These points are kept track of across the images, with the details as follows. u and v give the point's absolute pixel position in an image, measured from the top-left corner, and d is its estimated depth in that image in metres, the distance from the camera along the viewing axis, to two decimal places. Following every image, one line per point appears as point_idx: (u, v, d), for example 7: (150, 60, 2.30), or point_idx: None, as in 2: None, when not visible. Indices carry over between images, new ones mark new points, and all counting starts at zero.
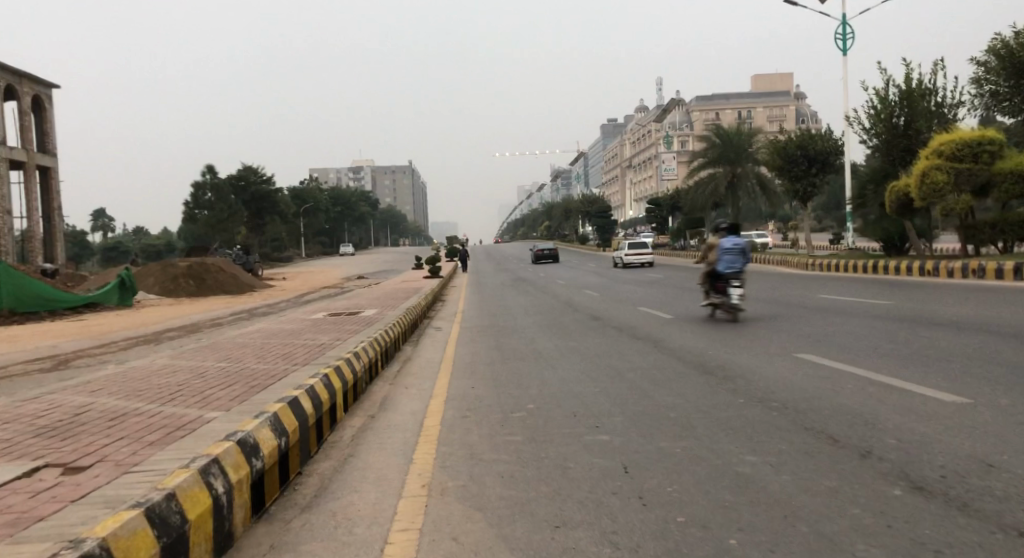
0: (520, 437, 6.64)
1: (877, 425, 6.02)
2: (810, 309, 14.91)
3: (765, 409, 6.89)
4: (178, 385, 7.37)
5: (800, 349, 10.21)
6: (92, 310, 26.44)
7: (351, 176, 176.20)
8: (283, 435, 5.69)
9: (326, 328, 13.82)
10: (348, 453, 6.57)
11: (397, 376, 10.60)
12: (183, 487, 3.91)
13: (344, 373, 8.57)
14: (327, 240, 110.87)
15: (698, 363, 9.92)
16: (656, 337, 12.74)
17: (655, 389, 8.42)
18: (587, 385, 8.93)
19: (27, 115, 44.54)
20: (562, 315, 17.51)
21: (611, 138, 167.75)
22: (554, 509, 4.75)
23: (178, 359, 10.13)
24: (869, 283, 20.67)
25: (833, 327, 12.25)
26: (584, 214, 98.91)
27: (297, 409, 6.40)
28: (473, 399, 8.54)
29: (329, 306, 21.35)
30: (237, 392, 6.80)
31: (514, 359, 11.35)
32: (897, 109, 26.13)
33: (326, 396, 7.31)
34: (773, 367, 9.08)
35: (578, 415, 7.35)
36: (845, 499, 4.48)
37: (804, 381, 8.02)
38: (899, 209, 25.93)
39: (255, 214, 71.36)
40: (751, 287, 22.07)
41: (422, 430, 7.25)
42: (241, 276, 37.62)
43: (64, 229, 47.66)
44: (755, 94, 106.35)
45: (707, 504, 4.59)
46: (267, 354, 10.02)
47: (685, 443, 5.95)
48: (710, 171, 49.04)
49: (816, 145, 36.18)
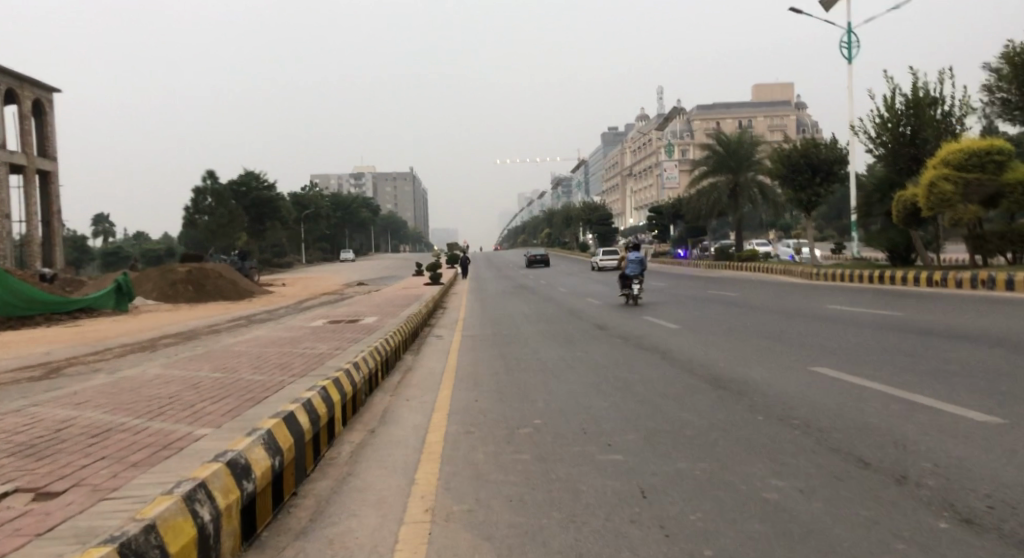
0: (528, 456, 6.31)
1: (909, 447, 5.69)
2: (820, 320, 14.58)
3: (786, 428, 6.56)
4: (168, 398, 7.00)
5: (815, 363, 9.89)
6: (88, 316, 26.07)
7: (352, 183, 175.90)
8: (277, 454, 5.33)
9: (325, 337, 13.48)
10: (346, 472, 6.23)
11: (398, 387, 10.25)
12: (164, 517, 3.55)
13: (343, 385, 8.22)
14: (328, 246, 110.56)
15: (710, 376, 9.59)
16: (664, 348, 12.41)
17: (667, 404, 8.10)
18: (597, 398, 8.61)
19: (27, 118, 44.24)
20: (566, 324, 17.17)
21: (611, 146, 167.69)
22: (569, 540, 4.41)
23: (171, 369, 9.77)
24: (876, 293, 20.36)
25: (845, 339, 11.96)
26: (585, 221, 98.61)
27: (293, 425, 6.06)
28: (477, 413, 8.20)
29: (329, 313, 21.00)
30: (230, 406, 6.44)
31: (518, 370, 11.01)
32: (904, 118, 25.81)
33: (323, 410, 6.97)
34: (788, 382, 8.77)
35: (589, 432, 7.02)
36: (886, 533, 4.14)
37: (824, 398, 7.70)
38: (906, 220, 25.53)
39: (255, 219, 71.03)
40: (758, 297, 21.72)
41: (424, 446, 6.91)
42: (240, 282, 37.25)
43: (63, 234, 47.28)
44: (756, 103, 106.15)
45: (735, 538, 4.24)
46: (263, 364, 9.66)
47: (705, 466, 5.62)
48: (712, 180, 48.76)
49: (820, 154, 35.89)
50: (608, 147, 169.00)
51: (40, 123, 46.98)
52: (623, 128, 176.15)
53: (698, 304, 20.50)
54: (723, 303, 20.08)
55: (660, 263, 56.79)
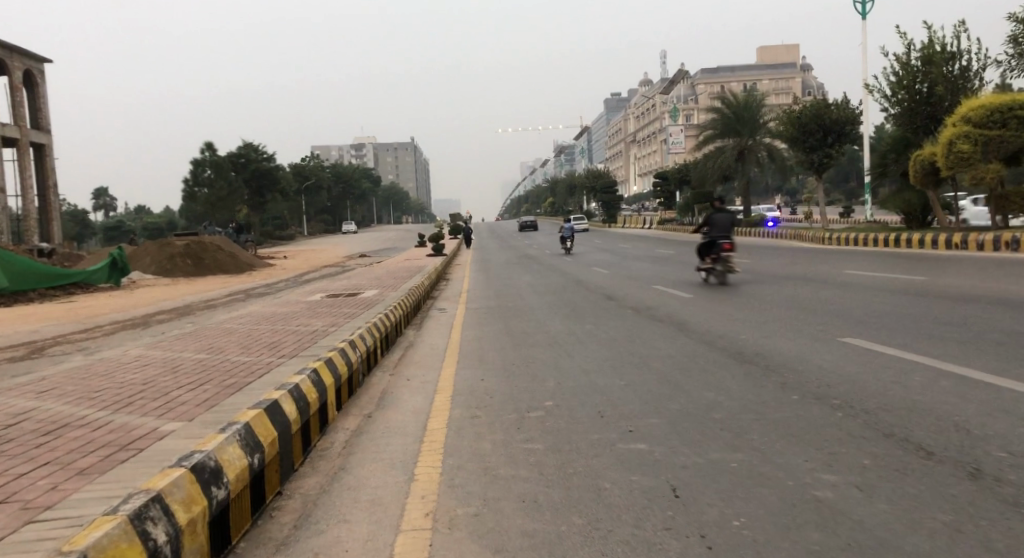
0: (541, 445, 5.67)
1: (974, 431, 5.02)
2: (842, 287, 13.91)
3: (826, 410, 5.92)
4: (142, 385, 6.34)
5: (845, 333, 9.23)
6: (84, 292, 25.46)
7: (354, 153, 174.15)
8: (255, 451, 4.69)
9: (321, 312, 12.81)
10: (339, 466, 5.60)
11: (398, 365, 9.61)
12: (100, 546, 2.92)
13: (338, 366, 7.58)
14: (330, 218, 109.66)
15: (733, 349, 8.93)
16: (679, 319, 11.78)
17: (688, 381, 7.45)
18: (612, 376, 7.95)
19: (19, 90, 43.20)
20: (574, 295, 16.50)
21: (615, 113, 165.75)
22: (593, 552, 3.79)
23: (154, 349, 9.10)
24: (893, 258, 19.71)
25: (871, 306, 11.31)
26: (589, 190, 97.42)
27: (278, 415, 5.41)
28: (483, 394, 7.55)
29: (327, 286, 20.28)
30: (206, 394, 5.77)
31: (527, 345, 10.36)
32: (919, 75, 24.79)
33: (314, 396, 6.31)
34: (818, 355, 8.11)
35: (607, 416, 6.36)
36: (969, 545, 3.50)
37: (862, 373, 7.06)
38: (924, 180, 24.70)
39: (256, 192, 70.09)
40: (770, 263, 21.04)
41: (425, 435, 6.27)
42: (240, 255, 36.55)
43: (60, 207, 46.57)
44: (761, 65, 104.42)
45: (789, 549, 3.61)
46: (253, 343, 9.00)
47: (742, 456, 4.99)
48: (719, 143, 47.77)
49: (831, 114, 34.89)
50: (611, 113, 167.33)
51: (33, 94, 46.00)
52: (627, 94, 174.08)
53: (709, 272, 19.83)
54: (736, 271, 19.40)
55: (667, 230, 56.03)
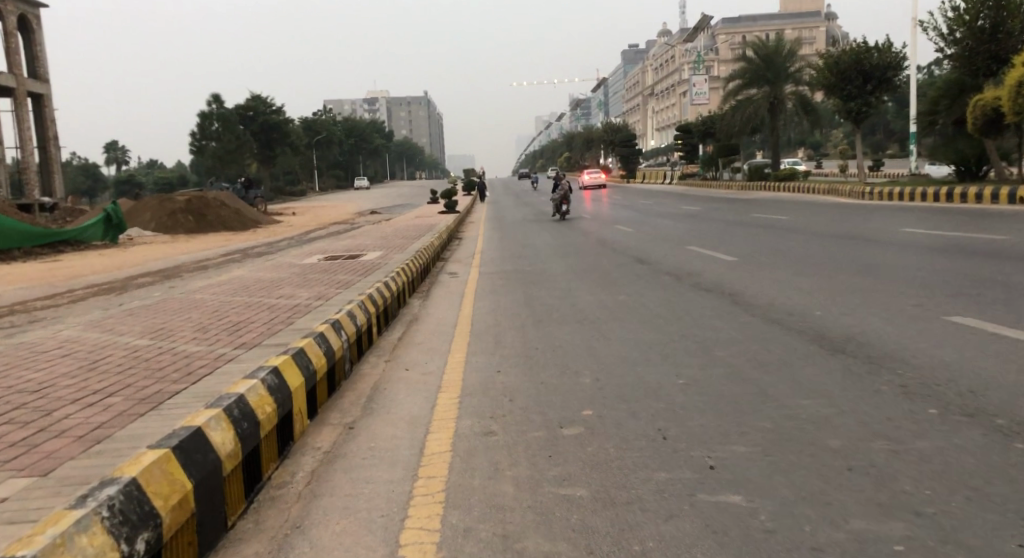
0: (584, 491, 3.93)
1: None
2: (908, 249, 12.13)
3: (998, 435, 4.16)
4: (29, 395, 4.56)
5: (950, 312, 7.45)
6: (77, 250, 23.81)
7: (366, 108, 170.67)
8: (143, 532, 2.91)
9: (313, 279, 11.11)
10: (294, 523, 3.85)
11: (397, 348, 7.91)
12: None
13: (313, 355, 5.84)
14: (342, 173, 107.40)
15: (808, 330, 7.23)
16: (726, 287, 10.16)
17: (769, 380, 5.72)
18: (666, 370, 6.21)
19: (14, 36, 41.04)
20: (599, 257, 14.83)
21: (631, 66, 161.60)
22: None
23: (93, 329, 7.31)
24: (945, 214, 18.10)
25: (955, 272, 9.62)
26: (607, 144, 94.65)
27: (202, 456, 3.62)
28: (499, 395, 5.81)
29: (328, 246, 18.58)
30: (98, 418, 3.97)
31: (554, 321, 8.66)
32: (983, 9, 22.40)
33: (265, 410, 4.54)
34: (928, 342, 6.37)
35: (671, 439, 4.60)
36: None
37: (1007, 374, 5.31)
38: (983, 128, 22.59)
39: (265, 145, 67.92)
40: (811, 221, 19.12)
41: (420, 466, 4.51)
42: (246, 212, 34.79)
43: (61, 160, 44.82)
44: (785, 15, 100.48)
45: None
46: (214, 323, 7.24)
47: (910, 531, 3.21)
48: (748, 93, 45.17)
49: (872, 59, 32.42)
50: (628, 64, 163.58)
51: (29, 41, 43.87)
52: (645, 44, 170.02)
53: (742, 230, 18.24)
54: (769, 229, 17.82)
55: (689, 186, 53.86)
